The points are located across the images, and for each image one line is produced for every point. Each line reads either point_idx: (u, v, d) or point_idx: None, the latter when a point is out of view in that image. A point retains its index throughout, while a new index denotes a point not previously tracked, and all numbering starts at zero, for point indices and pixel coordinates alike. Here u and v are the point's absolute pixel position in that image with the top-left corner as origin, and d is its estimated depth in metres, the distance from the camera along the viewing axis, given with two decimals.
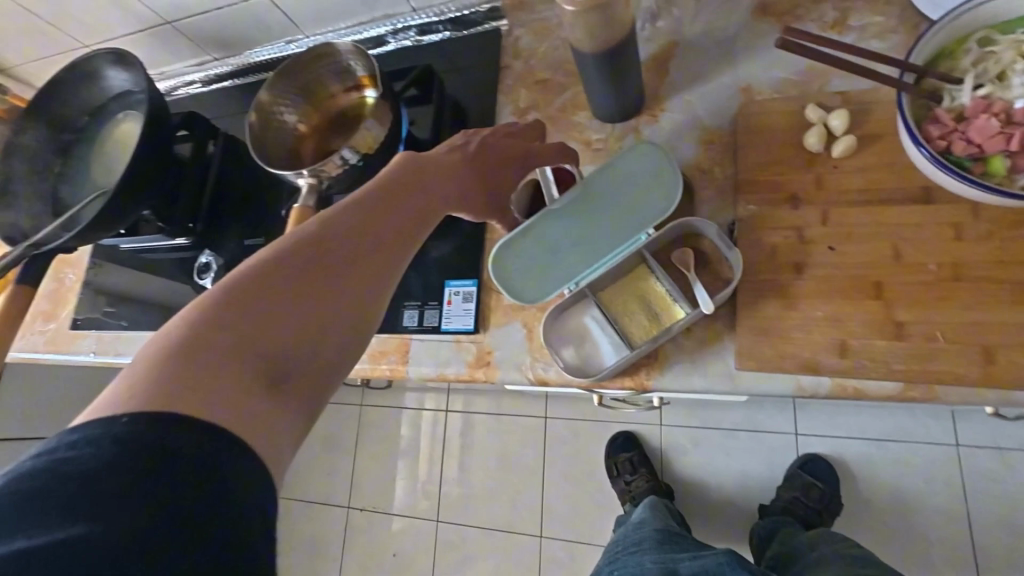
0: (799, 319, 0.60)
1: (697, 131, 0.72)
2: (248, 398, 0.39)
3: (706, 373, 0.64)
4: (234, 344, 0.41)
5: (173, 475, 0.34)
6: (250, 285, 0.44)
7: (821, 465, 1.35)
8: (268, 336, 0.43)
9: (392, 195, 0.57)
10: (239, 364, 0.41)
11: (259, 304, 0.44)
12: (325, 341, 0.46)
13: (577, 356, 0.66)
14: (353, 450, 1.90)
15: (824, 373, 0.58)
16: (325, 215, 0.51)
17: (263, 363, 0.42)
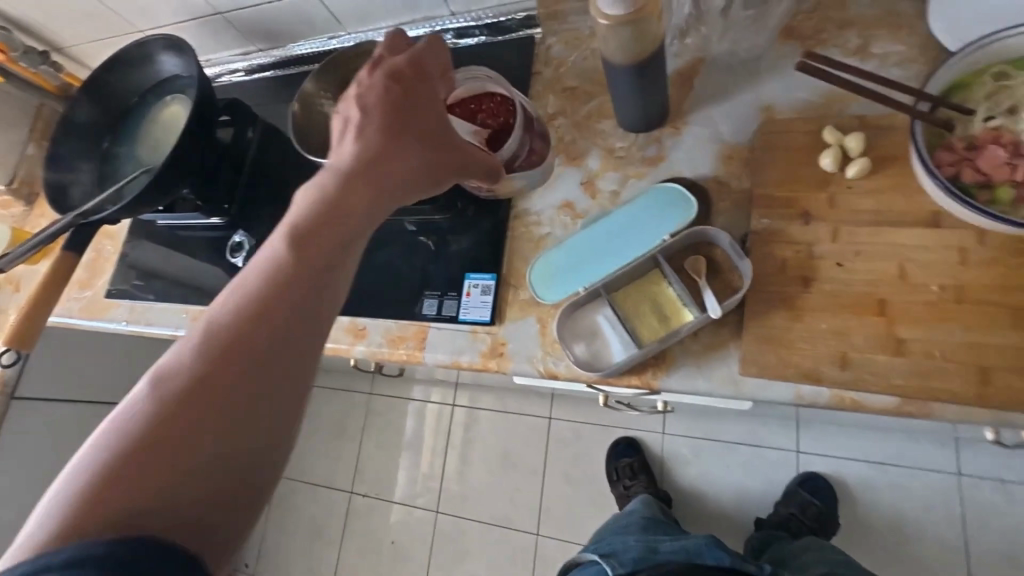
0: (805, 330, 0.62)
1: (717, 145, 0.75)
2: (233, 443, 0.41)
3: (711, 376, 0.66)
4: (205, 393, 0.42)
5: (144, 517, 0.37)
6: (219, 329, 0.44)
7: (821, 484, 1.36)
8: (235, 378, 0.43)
9: (372, 181, 0.51)
10: (215, 412, 0.42)
11: (228, 347, 0.43)
12: (309, 366, 0.46)
13: (588, 352, 0.69)
14: (359, 437, 1.94)
15: (824, 383, 0.60)
16: (292, 233, 0.47)
17: (240, 401, 0.42)
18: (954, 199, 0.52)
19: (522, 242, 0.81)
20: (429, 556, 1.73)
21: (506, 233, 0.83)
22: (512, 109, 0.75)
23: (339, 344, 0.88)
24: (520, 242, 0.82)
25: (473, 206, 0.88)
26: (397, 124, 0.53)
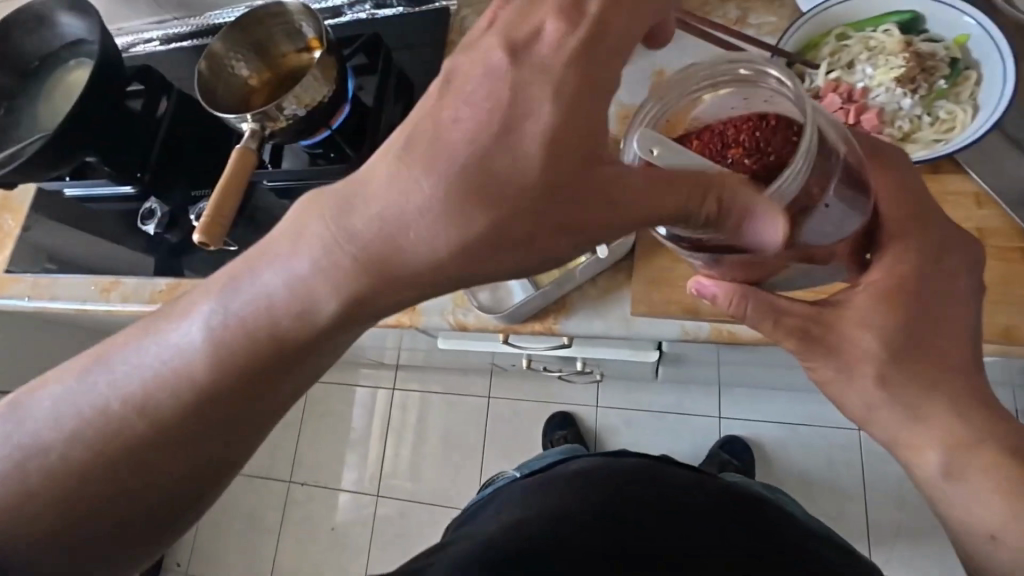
0: (686, 270, 0.67)
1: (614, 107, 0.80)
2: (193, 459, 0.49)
3: (605, 318, 0.71)
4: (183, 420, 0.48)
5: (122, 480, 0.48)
6: (193, 381, 0.48)
7: (739, 445, 1.44)
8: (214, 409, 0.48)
9: (470, 242, 0.42)
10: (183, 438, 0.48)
11: (156, 438, 0.48)
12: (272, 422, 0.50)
13: (491, 297, 0.72)
14: (298, 426, 1.91)
15: (702, 317, 0.66)
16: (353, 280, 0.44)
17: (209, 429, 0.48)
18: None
19: None
20: (370, 540, 1.72)
21: None
22: (792, 138, 0.45)
23: None
24: None
25: None
26: (468, 196, 0.41)
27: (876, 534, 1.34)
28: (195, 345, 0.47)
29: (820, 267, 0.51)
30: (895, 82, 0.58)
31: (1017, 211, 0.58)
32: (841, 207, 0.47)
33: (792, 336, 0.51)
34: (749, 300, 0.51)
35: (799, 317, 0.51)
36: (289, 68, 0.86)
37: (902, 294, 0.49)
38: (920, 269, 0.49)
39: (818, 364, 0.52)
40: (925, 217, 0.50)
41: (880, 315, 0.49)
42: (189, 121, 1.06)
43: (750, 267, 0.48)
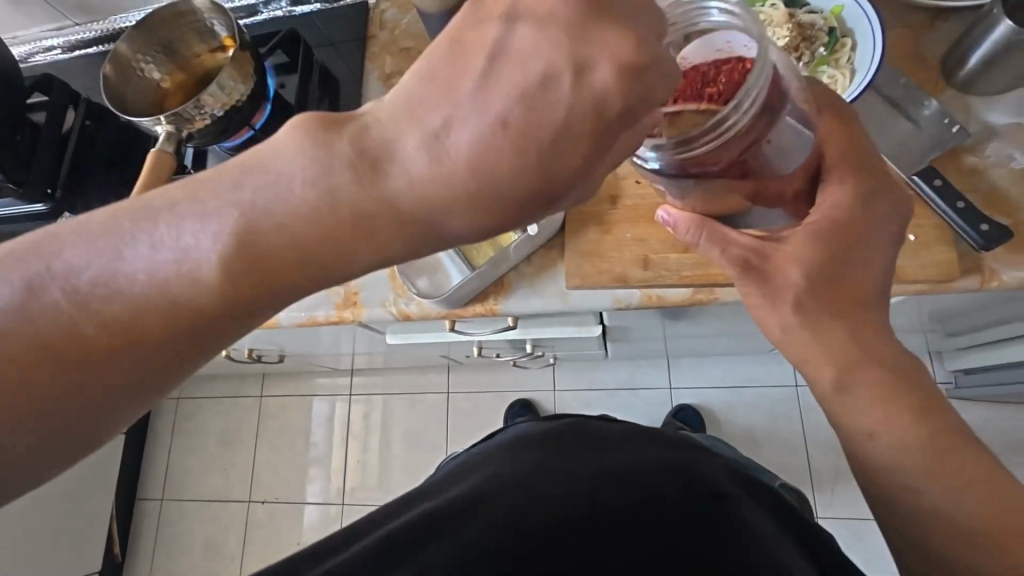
0: (614, 241, 0.71)
1: None
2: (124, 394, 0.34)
3: (543, 294, 0.74)
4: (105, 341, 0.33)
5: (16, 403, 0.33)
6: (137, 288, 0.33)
7: (690, 412, 1.51)
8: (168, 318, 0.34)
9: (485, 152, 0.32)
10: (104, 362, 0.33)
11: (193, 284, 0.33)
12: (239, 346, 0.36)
13: (430, 285, 0.73)
14: (253, 443, 1.85)
15: (631, 284, 0.69)
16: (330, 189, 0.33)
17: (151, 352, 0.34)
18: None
19: None
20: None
21: None
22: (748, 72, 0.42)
23: None
24: None
25: None
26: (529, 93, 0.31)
27: (819, 479, 1.44)
28: (271, 195, 0.33)
29: (767, 210, 0.50)
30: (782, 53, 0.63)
31: (895, 162, 0.65)
32: (790, 133, 0.45)
33: (732, 267, 0.51)
34: (704, 230, 0.51)
35: (741, 248, 0.50)
36: (204, 71, 0.85)
37: (831, 235, 0.48)
38: (854, 210, 0.48)
39: (747, 291, 0.51)
40: (862, 160, 0.48)
41: (815, 250, 0.48)
42: (99, 130, 0.99)
43: (707, 200, 0.48)
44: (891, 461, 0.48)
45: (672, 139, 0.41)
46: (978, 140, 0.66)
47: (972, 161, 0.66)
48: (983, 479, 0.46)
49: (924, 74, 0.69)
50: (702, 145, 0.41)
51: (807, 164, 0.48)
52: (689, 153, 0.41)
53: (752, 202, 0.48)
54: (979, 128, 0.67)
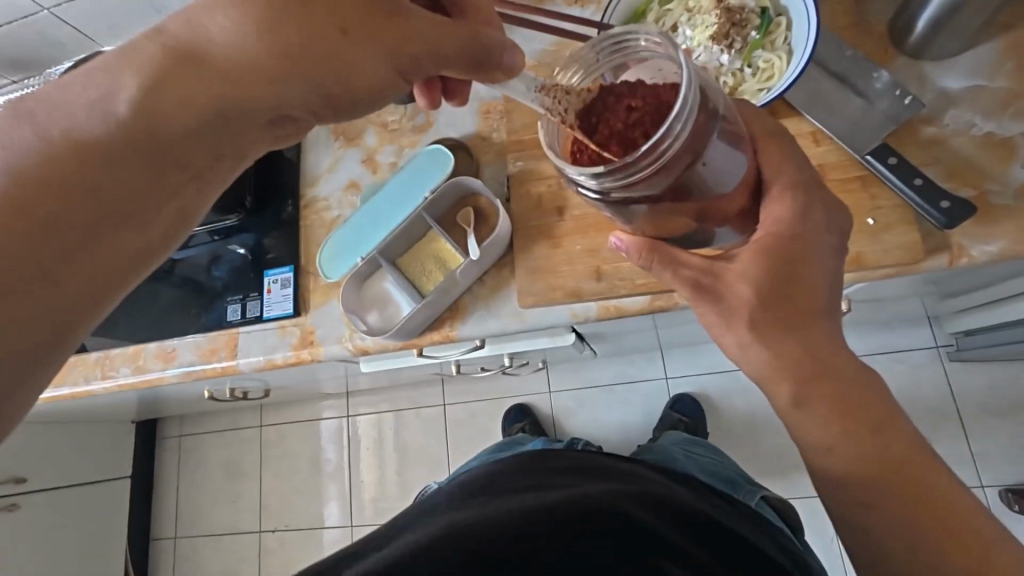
0: (564, 254, 0.68)
1: (477, 104, 0.79)
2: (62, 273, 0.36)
3: (498, 315, 0.71)
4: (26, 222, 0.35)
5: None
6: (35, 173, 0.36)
7: (687, 402, 1.48)
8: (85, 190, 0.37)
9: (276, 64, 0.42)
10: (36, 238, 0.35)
11: (99, 152, 0.38)
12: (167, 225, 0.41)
13: (381, 318, 0.70)
14: (258, 473, 1.85)
15: (587, 297, 0.66)
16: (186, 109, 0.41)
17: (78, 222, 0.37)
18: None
19: (315, 227, 0.82)
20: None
21: (299, 226, 0.83)
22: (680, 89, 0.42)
23: (150, 371, 0.84)
24: (314, 230, 0.82)
25: (265, 209, 0.87)
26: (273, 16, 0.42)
27: None
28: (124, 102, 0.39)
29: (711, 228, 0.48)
30: (711, 41, 0.60)
31: (847, 143, 0.61)
32: (725, 150, 0.44)
33: (686, 289, 0.49)
34: (656, 253, 0.49)
35: (693, 270, 0.48)
36: None
37: (778, 251, 0.46)
38: (797, 227, 0.46)
39: (702, 312, 0.49)
40: (798, 179, 0.47)
41: (762, 268, 0.46)
42: None
43: (655, 222, 0.46)
44: (847, 473, 0.46)
45: (609, 167, 0.39)
46: (934, 109, 0.63)
47: (931, 132, 0.62)
48: (933, 499, 0.45)
49: (871, 44, 0.65)
50: (642, 170, 0.39)
51: (746, 178, 0.47)
52: (628, 178, 0.39)
53: (699, 223, 0.47)
54: (934, 95, 0.63)
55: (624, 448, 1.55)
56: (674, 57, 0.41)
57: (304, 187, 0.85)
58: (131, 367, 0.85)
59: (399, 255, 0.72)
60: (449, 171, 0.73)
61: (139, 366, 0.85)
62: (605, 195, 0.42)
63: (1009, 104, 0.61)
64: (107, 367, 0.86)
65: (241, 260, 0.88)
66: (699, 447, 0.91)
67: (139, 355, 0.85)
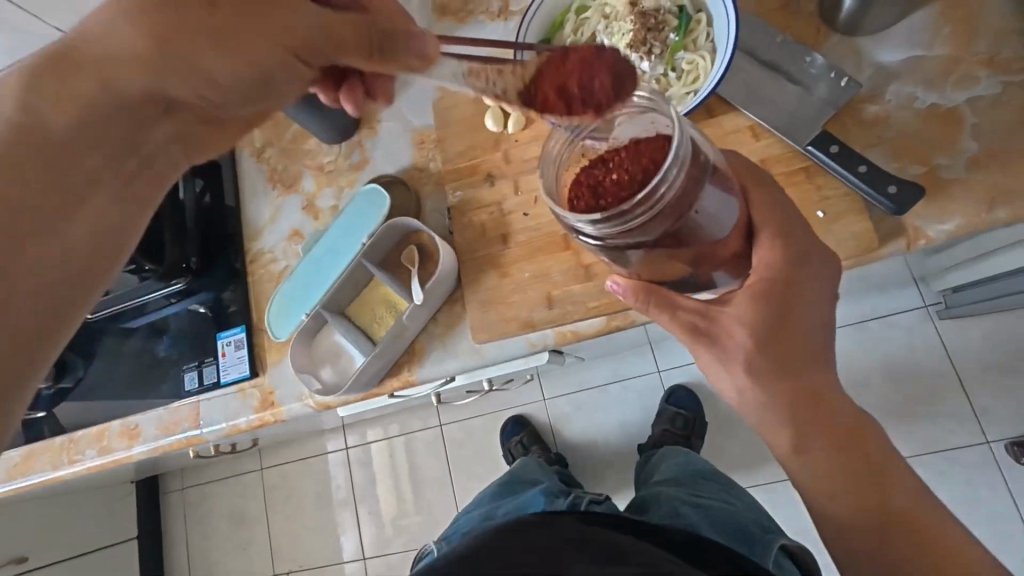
0: (513, 283, 0.65)
1: (411, 134, 0.77)
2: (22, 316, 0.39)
3: (457, 353, 0.68)
4: None
5: None
6: None
7: (682, 394, 1.46)
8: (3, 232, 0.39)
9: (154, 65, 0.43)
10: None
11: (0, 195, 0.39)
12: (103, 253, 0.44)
13: (335, 372, 0.68)
14: (265, 517, 1.83)
15: (542, 326, 0.64)
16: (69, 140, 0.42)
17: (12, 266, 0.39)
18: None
19: (263, 281, 0.79)
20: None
21: (247, 282, 0.81)
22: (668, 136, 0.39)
23: (116, 451, 0.81)
24: (262, 284, 0.80)
25: (209, 265, 0.85)
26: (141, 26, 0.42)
27: None
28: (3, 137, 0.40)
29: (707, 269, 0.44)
30: (628, 48, 0.58)
31: (786, 134, 0.58)
32: (721, 194, 0.41)
33: (680, 332, 0.45)
34: (654, 295, 0.45)
35: (691, 313, 0.44)
36: None
37: (775, 295, 0.43)
38: (795, 272, 0.43)
39: (698, 355, 0.46)
40: (787, 220, 0.45)
41: (761, 310, 0.43)
42: None
43: (652, 266, 0.43)
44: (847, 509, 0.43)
45: (607, 215, 0.36)
46: (874, 86, 0.60)
47: (873, 111, 0.59)
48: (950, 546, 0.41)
49: (801, 25, 0.62)
50: (637, 216, 0.36)
51: (742, 220, 0.44)
52: (622, 223, 0.37)
53: (694, 267, 0.43)
54: (872, 72, 0.60)
55: (626, 447, 1.52)
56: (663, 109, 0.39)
57: (248, 241, 0.82)
58: (96, 449, 0.82)
59: (347, 304, 0.70)
60: (386, 210, 0.70)
61: (104, 447, 0.82)
62: (605, 241, 0.39)
63: (949, 73, 0.58)
64: (72, 450, 0.84)
65: (197, 322, 0.86)
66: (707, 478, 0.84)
67: (103, 435, 0.83)
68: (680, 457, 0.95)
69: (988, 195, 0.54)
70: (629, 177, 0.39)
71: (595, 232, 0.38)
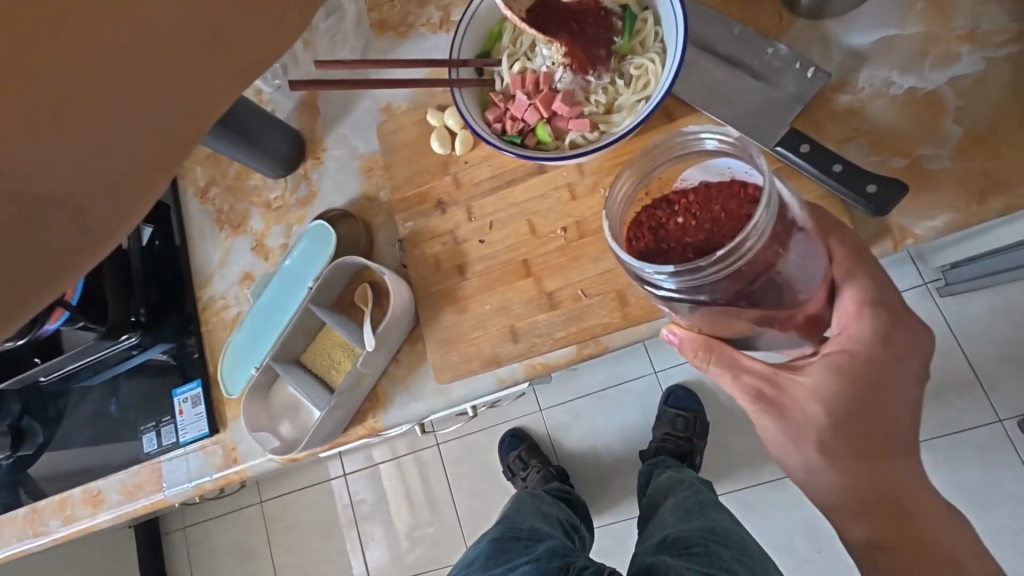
0: (474, 318, 0.60)
1: (358, 161, 0.72)
2: None
3: (422, 396, 0.63)
4: None
5: None
6: None
7: (680, 394, 1.41)
8: None
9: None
10: None
11: None
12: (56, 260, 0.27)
13: (294, 427, 0.64)
14: (267, 550, 1.80)
15: (508, 361, 0.59)
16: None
17: None
18: (490, 146, 0.49)
19: (218, 328, 0.75)
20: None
21: (200, 333, 0.76)
22: (753, 191, 0.37)
23: (80, 520, 0.77)
24: (217, 333, 0.75)
25: (158, 320, 0.79)
26: None
27: None
28: None
29: (779, 337, 0.42)
30: None
31: (752, 136, 0.53)
32: (808, 251, 0.38)
33: (746, 397, 0.45)
34: (714, 353, 0.43)
35: (755, 377, 0.43)
36: None
37: (854, 371, 0.42)
38: (879, 348, 0.42)
39: (764, 423, 0.45)
40: (873, 287, 0.42)
41: (840, 387, 0.42)
42: None
43: (715, 327, 0.40)
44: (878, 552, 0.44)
45: (678, 270, 0.33)
46: (845, 73, 0.55)
47: (847, 100, 0.54)
48: None
49: (761, 12, 0.57)
50: (711, 272, 0.33)
51: (827, 282, 0.41)
52: (696, 280, 0.34)
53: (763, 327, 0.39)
54: (842, 58, 0.55)
55: (627, 452, 1.48)
56: (750, 157, 0.36)
57: (199, 288, 0.78)
58: (61, 518, 0.78)
59: (302, 352, 0.66)
60: (333, 246, 0.65)
61: (68, 516, 0.78)
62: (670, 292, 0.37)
63: (926, 52, 0.53)
64: (36, 521, 0.80)
65: (152, 377, 0.81)
66: (726, 536, 0.72)
67: (67, 503, 0.78)
68: (697, 498, 0.82)
69: (979, 185, 0.49)
70: (696, 222, 0.38)
71: (666, 287, 0.35)
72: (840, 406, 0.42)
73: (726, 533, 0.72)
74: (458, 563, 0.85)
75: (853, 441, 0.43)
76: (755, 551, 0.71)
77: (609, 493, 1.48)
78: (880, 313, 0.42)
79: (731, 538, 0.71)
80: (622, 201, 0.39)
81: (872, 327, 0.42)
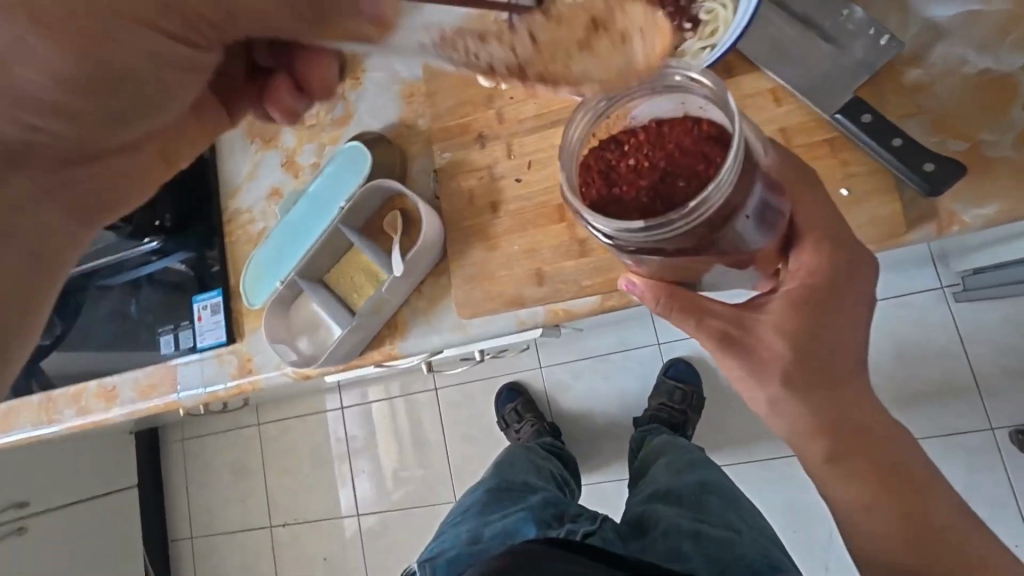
0: (502, 256, 0.60)
1: (398, 86, 0.70)
2: None
3: (440, 329, 0.64)
4: None
5: None
6: None
7: (681, 367, 1.43)
8: None
9: None
10: None
11: None
12: None
13: (312, 344, 0.65)
14: (262, 469, 1.86)
15: (531, 304, 0.59)
16: None
17: None
18: None
19: (241, 242, 0.75)
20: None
21: (224, 244, 0.76)
22: (707, 136, 0.40)
23: (94, 412, 0.79)
24: (240, 246, 0.75)
25: (185, 227, 0.79)
26: None
27: None
28: None
29: (733, 273, 0.43)
30: None
31: (813, 100, 0.52)
32: (766, 205, 0.40)
33: (710, 340, 0.45)
34: (677, 300, 0.44)
35: (719, 321, 0.44)
36: None
37: (816, 302, 0.42)
38: (835, 279, 0.42)
39: (728, 363, 0.45)
40: (833, 226, 0.43)
41: (799, 320, 0.42)
42: None
43: (676, 271, 0.42)
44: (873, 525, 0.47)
45: (647, 224, 0.35)
46: (918, 45, 0.52)
47: (915, 75, 0.52)
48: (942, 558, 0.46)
49: None
50: (679, 224, 0.35)
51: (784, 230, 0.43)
52: (662, 235, 0.36)
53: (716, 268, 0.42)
54: (918, 29, 0.53)
55: (621, 417, 1.51)
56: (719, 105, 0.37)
57: (225, 199, 0.77)
58: (75, 409, 0.80)
59: (326, 272, 0.66)
60: (366, 168, 0.64)
61: (82, 407, 0.80)
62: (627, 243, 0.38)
63: (1008, 32, 0.51)
64: (51, 410, 0.82)
65: (172, 283, 0.82)
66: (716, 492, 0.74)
67: (81, 395, 0.80)
68: (685, 457, 0.85)
69: None
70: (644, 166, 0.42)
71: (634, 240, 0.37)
72: (802, 342, 0.43)
73: (717, 487, 0.74)
74: (454, 509, 0.87)
75: (816, 382, 0.44)
76: (744, 503, 0.74)
77: (598, 453, 1.52)
78: (840, 253, 0.43)
79: (720, 493, 0.73)
80: (575, 143, 0.42)
81: (828, 264, 0.42)
